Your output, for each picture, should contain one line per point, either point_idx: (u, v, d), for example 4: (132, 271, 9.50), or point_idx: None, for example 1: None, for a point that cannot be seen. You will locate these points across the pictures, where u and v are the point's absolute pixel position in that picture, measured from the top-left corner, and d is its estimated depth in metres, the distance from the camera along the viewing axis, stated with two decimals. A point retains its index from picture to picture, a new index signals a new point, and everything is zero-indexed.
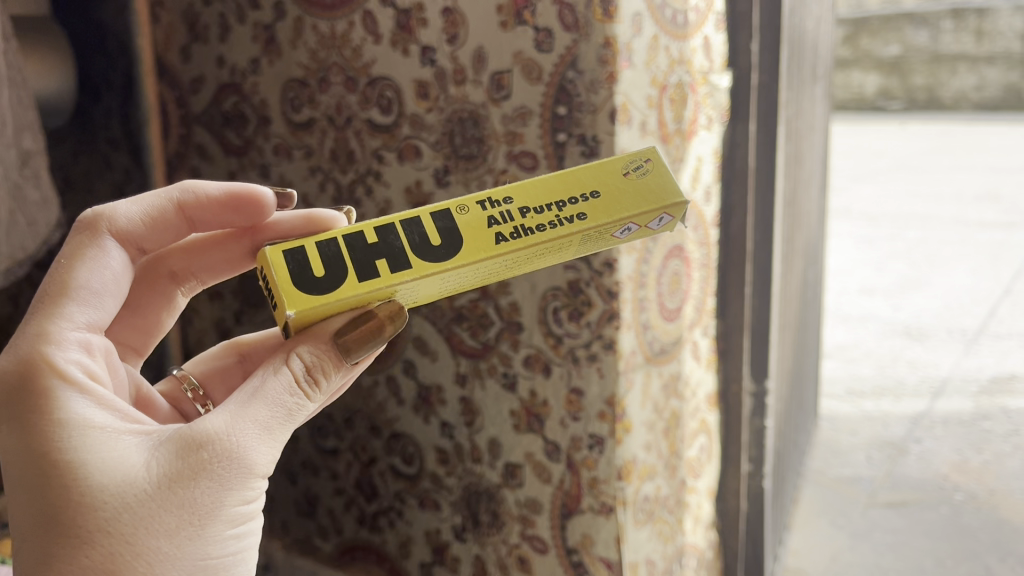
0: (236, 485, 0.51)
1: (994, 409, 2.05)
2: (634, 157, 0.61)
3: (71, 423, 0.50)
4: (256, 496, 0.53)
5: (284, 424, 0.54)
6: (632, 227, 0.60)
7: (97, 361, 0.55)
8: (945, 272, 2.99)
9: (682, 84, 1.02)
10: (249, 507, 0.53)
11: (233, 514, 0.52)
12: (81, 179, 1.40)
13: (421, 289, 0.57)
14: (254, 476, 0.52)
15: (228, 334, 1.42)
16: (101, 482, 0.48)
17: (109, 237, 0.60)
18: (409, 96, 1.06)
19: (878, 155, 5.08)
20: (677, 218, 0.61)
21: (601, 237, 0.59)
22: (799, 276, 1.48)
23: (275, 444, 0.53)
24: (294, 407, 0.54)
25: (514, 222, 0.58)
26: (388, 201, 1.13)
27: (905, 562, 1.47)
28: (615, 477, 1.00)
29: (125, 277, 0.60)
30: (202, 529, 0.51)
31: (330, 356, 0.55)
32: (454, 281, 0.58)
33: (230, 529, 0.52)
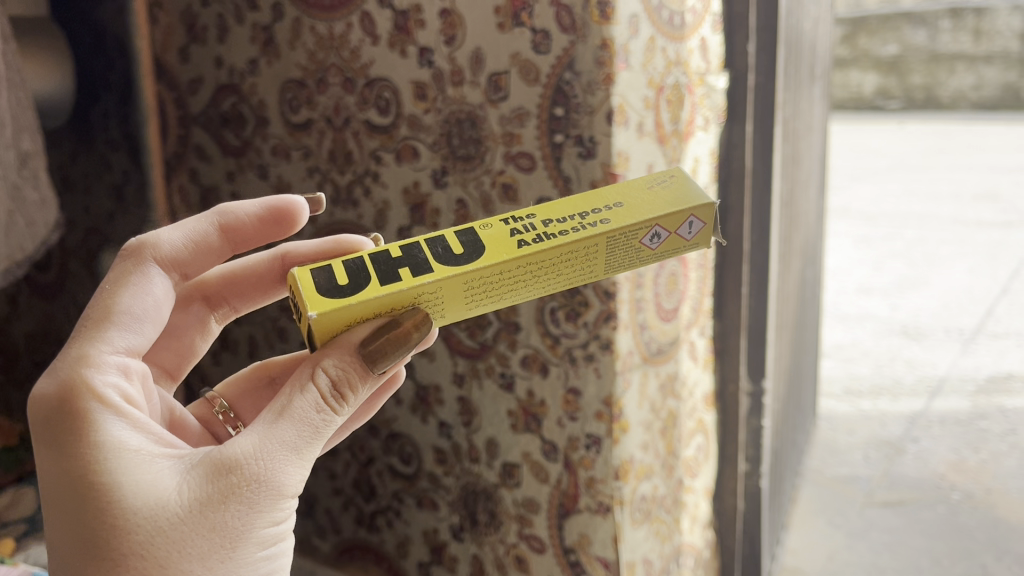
0: (265, 508, 0.51)
1: (991, 408, 2.06)
2: (658, 174, 0.61)
3: (108, 445, 0.49)
4: (286, 517, 0.53)
5: (311, 442, 0.53)
6: (661, 233, 0.58)
7: (134, 384, 0.55)
8: (942, 272, 3.00)
9: (679, 85, 1.02)
10: (279, 529, 0.53)
11: (263, 536, 0.51)
12: (79, 180, 1.40)
13: (445, 299, 0.55)
14: (284, 497, 0.52)
15: (226, 334, 1.42)
16: (136, 506, 0.47)
17: (153, 264, 0.60)
18: (407, 97, 1.07)
19: (875, 155, 5.09)
20: (709, 227, 0.59)
21: (629, 244, 0.58)
22: (797, 275, 1.49)
23: (302, 462, 0.52)
24: (321, 424, 0.53)
25: (537, 231, 0.57)
26: (386, 202, 1.14)
27: (902, 561, 1.48)
28: (612, 477, 1.00)
29: (166, 302, 0.60)
30: (234, 552, 0.50)
31: (355, 368, 0.53)
32: (479, 293, 0.56)
33: (261, 552, 0.52)
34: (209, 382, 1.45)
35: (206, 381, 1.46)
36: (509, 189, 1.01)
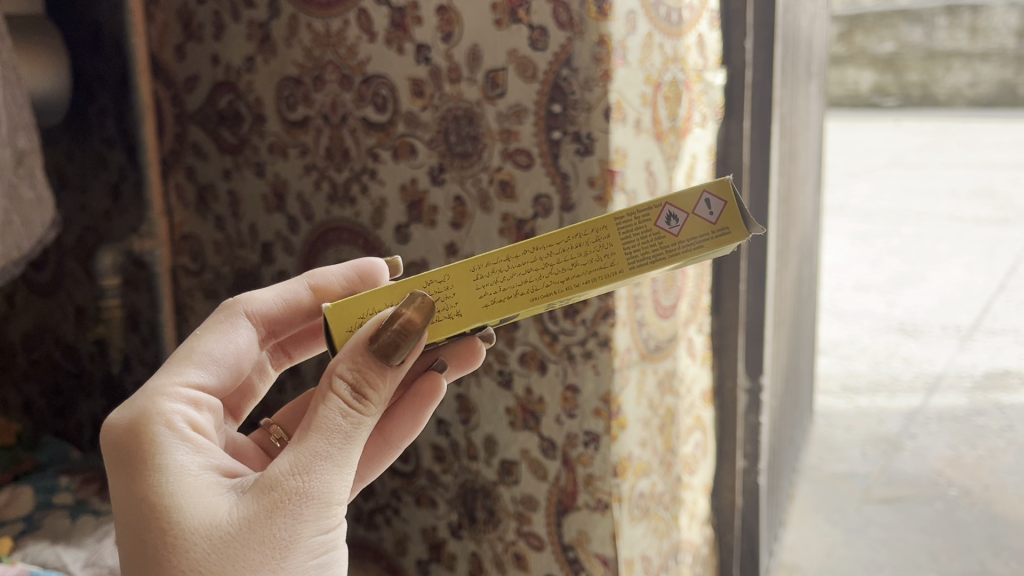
0: (310, 518, 0.51)
1: (988, 404, 2.06)
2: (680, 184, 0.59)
3: (169, 467, 0.50)
4: (334, 524, 0.53)
5: (347, 448, 0.52)
6: (676, 214, 0.55)
7: (203, 415, 0.56)
8: (939, 268, 3.00)
9: (676, 81, 1.02)
10: (328, 536, 0.53)
11: (311, 545, 0.52)
12: (75, 178, 1.40)
13: (457, 292, 0.55)
14: (329, 505, 0.52)
15: None
16: (190, 523, 0.48)
17: (244, 319, 0.64)
18: (404, 94, 1.07)
19: (871, 152, 5.09)
20: (731, 205, 0.55)
21: (642, 228, 0.55)
22: (794, 271, 1.49)
23: (343, 470, 0.52)
24: (354, 431, 0.52)
25: None
26: (384, 199, 1.14)
27: (900, 557, 1.48)
28: (611, 473, 1.00)
29: (249, 356, 0.63)
30: (285, 562, 0.50)
31: (370, 366, 0.51)
32: (494, 285, 0.55)
33: (312, 560, 0.52)
34: None
35: None
36: (507, 186, 1.00)
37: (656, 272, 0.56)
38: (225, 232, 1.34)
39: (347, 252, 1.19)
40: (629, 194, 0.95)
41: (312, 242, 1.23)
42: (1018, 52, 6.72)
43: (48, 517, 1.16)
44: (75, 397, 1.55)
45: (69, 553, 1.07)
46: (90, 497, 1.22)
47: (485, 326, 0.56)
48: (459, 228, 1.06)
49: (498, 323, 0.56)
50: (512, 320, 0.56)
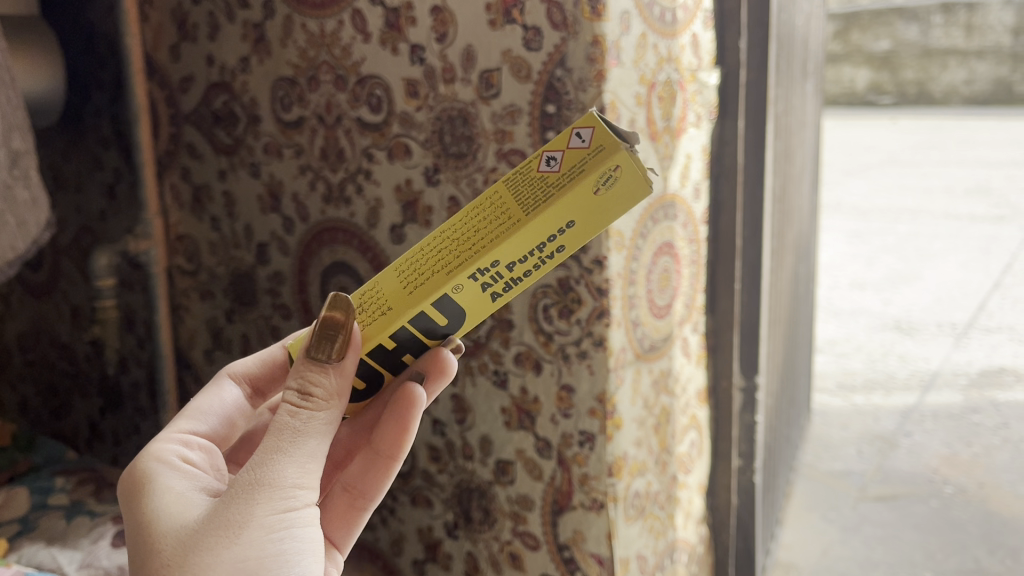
0: (267, 499, 0.50)
1: (983, 402, 2.06)
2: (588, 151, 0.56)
3: (149, 486, 0.54)
4: (298, 510, 0.51)
5: (302, 435, 0.52)
6: (551, 154, 0.53)
7: (195, 453, 0.60)
8: (934, 266, 3.01)
9: (670, 81, 1.02)
10: (294, 516, 0.51)
11: (276, 527, 0.50)
12: (70, 178, 1.40)
13: (384, 292, 0.56)
14: (285, 488, 0.51)
15: (219, 333, 1.40)
16: (161, 530, 0.51)
17: (230, 382, 0.66)
18: (399, 95, 1.06)
19: (867, 150, 5.11)
20: (599, 125, 0.52)
21: (528, 179, 0.54)
22: (790, 271, 1.49)
23: (301, 458, 0.52)
24: (310, 424, 0.52)
25: None
26: (378, 200, 1.13)
27: (895, 555, 1.48)
28: (606, 473, 1.01)
29: (241, 414, 0.66)
30: (240, 543, 0.49)
31: (311, 369, 0.52)
32: (415, 276, 0.55)
33: (275, 543, 0.50)
34: (202, 380, 1.45)
35: (199, 379, 1.46)
36: None
37: (571, 218, 0.51)
38: (221, 233, 1.34)
39: (342, 252, 1.19)
40: None
41: (307, 242, 1.23)
42: (1014, 49, 6.72)
43: (43, 518, 1.16)
44: (71, 398, 1.55)
45: (65, 554, 1.07)
46: (86, 497, 1.22)
47: (425, 321, 0.55)
48: None
49: (437, 316, 0.54)
50: (454, 313, 0.54)
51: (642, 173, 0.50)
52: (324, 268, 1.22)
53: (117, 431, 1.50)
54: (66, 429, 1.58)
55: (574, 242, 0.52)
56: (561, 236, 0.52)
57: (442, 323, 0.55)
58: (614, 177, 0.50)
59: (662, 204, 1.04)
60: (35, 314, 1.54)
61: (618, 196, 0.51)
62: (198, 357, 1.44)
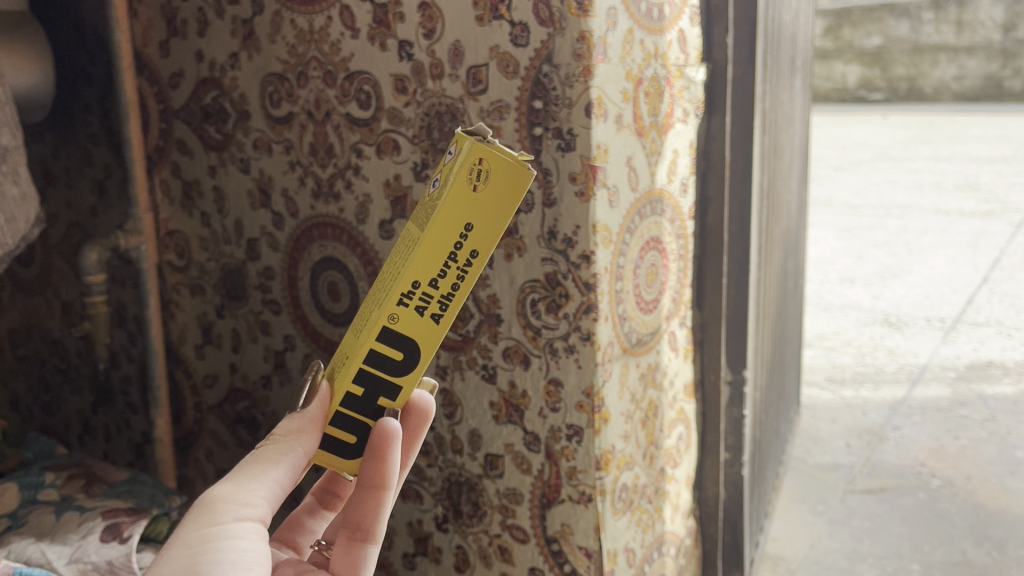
0: (199, 515, 0.55)
1: (971, 395, 2.08)
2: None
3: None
4: (224, 523, 0.55)
5: (251, 466, 0.58)
6: (436, 181, 0.61)
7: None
8: (924, 261, 3.03)
9: (657, 77, 1.03)
10: (223, 532, 0.54)
11: (200, 537, 0.54)
12: (61, 173, 1.41)
13: (347, 349, 0.63)
14: (211, 507, 0.55)
15: (210, 328, 1.40)
16: None
17: None
18: (387, 91, 1.07)
19: (858, 144, 5.15)
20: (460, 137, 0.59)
21: (427, 207, 0.61)
22: (778, 266, 1.50)
23: (244, 481, 0.57)
24: (263, 454, 0.59)
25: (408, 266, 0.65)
26: (367, 195, 1.13)
27: (883, 548, 1.49)
28: (594, 467, 1.02)
29: None
30: (160, 562, 0.53)
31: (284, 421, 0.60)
32: (363, 323, 0.63)
33: (192, 557, 0.53)
34: (194, 375, 1.45)
35: (190, 374, 1.46)
36: None
37: (467, 220, 0.58)
38: (211, 228, 1.35)
39: (332, 248, 1.19)
40: (610, 190, 0.96)
41: (297, 238, 1.23)
42: (1004, 46, 6.75)
43: (33, 512, 1.16)
44: (63, 392, 1.55)
45: (54, 549, 1.07)
46: (75, 492, 1.22)
47: (379, 358, 0.60)
48: None
49: (388, 349, 0.60)
50: (405, 346, 0.60)
51: (507, 159, 0.57)
52: (313, 263, 1.22)
53: (109, 426, 1.50)
54: (58, 425, 1.59)
55: (481, 242, 0.59)
56: (466, 241, 0.58)
57: (397, 359, 0.60)
58: (483, 169, 0.57)
59: (649, 199, 1.05)
60: (26, 309, 1.54)
61: (499, 186, 0.58)
62: (188, 352, 1.44)
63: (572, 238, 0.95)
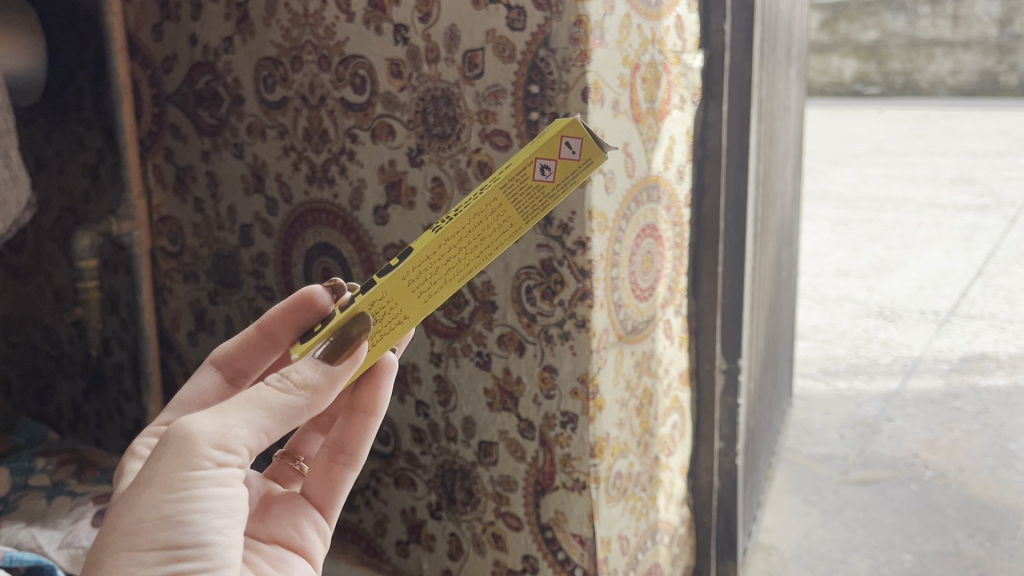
0: (174, 452, 0.50)
1: (964, 387, 2.08)
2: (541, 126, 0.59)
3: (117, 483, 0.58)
4: (206, 472, 0.50)
5: (240, 404, 0.52)
6: (543, 163, 0.56)
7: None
8: (918, 254, 3.03)
9: (654, 63, 1.03)
10: (200, 476, 0.50)
11: (176, 482, 0.49)
12: (53, 159, 1.40)
13: (398, 303, 0.57)
14: (193, 447, 0.50)
15: (203, 314, 1.39)
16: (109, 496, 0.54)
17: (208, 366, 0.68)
18: (382, 75, 1.06)
19: (854, 138, 5.16)
20: (588, 138, 0.56)
21: (525, 185, 0.56)
22: (773, 255, 1.50)
23: (230, 421, 0.51)
24: (255, 395, 0.52)
25: (450, 211, 0.58)
26: (362, 180, 1.13)
27: (876, 538, 1.49)
28: (588, 454, 1.01)
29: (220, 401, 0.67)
30: (137, 503, 0.49)
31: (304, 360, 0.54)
32: (424, 281, 0.57)
33: (174, 504, 0.49)
34: (186, 362, 1.44)
35: (183, 361, 1.45)
36: (484, 167, 1.00)
37: None
38: (204, 214, 1.34)
39: (326, 234, 1.18)
40: (606, 176, 0.96)
41: (290, 223, 1.23)
42: (1000, 40, 6.75)
43: (24, 498, 1.16)
44: (55, 380, 1.54)
45: (45, 533, 1.06)
46: (67, 479, 1.22)
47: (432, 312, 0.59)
48: (437, 209, 1.06)
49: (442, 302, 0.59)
50: None
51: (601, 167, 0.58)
52: (307, 249, 1.22)
53: (101, 414, 1.50)
54: (49, 412, 1.58)
55: None
56: None
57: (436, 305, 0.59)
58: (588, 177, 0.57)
59: (646, 185, 1.04)
60: (18, 296, 1.53)
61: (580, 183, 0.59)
62: (182, 339, 1.43)
63: (568, 224, 0.95)
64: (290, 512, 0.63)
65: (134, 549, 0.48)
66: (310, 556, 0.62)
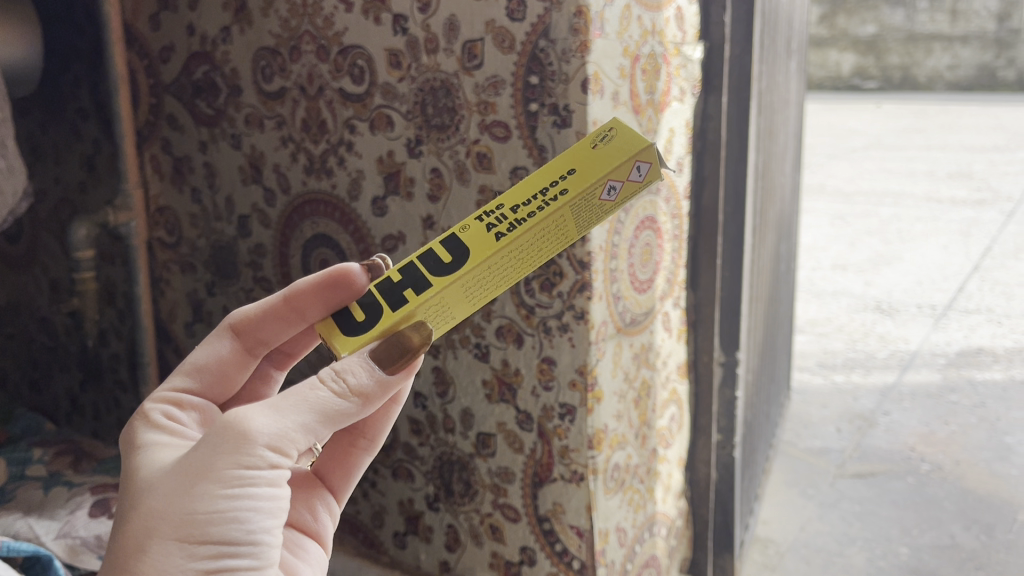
0: (230, 450, 0.52)
1: (961, 381, 2.08)
2: (598, 131, 0.62)
3: (142, 437, 0.59)
4: (261, 473, 0.52)
5: (296, 406, 0.53)
6: (611, 184, 0.59)
7: (188, 414, 0.64)
8: (916, 248, 3.03)
9: (654, 54, 1.02)
10: (252, 474, 0.52)
11: (229, 479, 0.52)
12: (49, 149, 1.39)
13: (451, 305, 0.60)
14: (249, 446, 0.52)
15: (200, 305, 1.39)
16: (144, 472, 0.55)
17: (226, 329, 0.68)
18: (381, 65, 1.05)
19: (851, 133, 5.15)
20: (657, 165, 0.59)
21: (591, 203, 0.60)
22: (771, 248, 1.49)
23: (287, 423, 0.53)
24: (315, 401, 0.54)
25: (509, 219, 0.60)
26: (361, 171, 1.12)
27: (872, 531, 1.50)
28: (586, 446, 1.01)
29: (234, 366, 0.68)
30: (192, 494, 0.51)
31: (361, 365, 0.55)
32: (478, 286, 0.60)
33: (229, 501, 0.52)
34: (183, 353, 1.43)
35: (179, 353, 1.45)
36: (483, 158, 1.00)
37: None
38: (201, 204, 1.33)
39: (324, 225, 1.18)
40: None
41: (288, 214, 1.22)
42: (998, 35, 6.74)
43: (20, 488, 1.15)
44: (51, 370, 1.54)
45: (42, 523, 1.06)
46: (64, 469, 1.22)
47: None
48: (436, 200, 1.06)
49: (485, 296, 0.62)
50: None
51: None
52: (305, 240, 1.21)
53: (97, 405, 1.49)
54: (46, 402, 1.57)
55: None
56: None
57: None
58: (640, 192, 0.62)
59: None
60: (13, 287, 1.52)
61: None
62: (178, 330, 1.42)
63: None
64: (309, 492, 0.67)
65: (186, 540, 0.51)
66: (322, 540, 0.66)
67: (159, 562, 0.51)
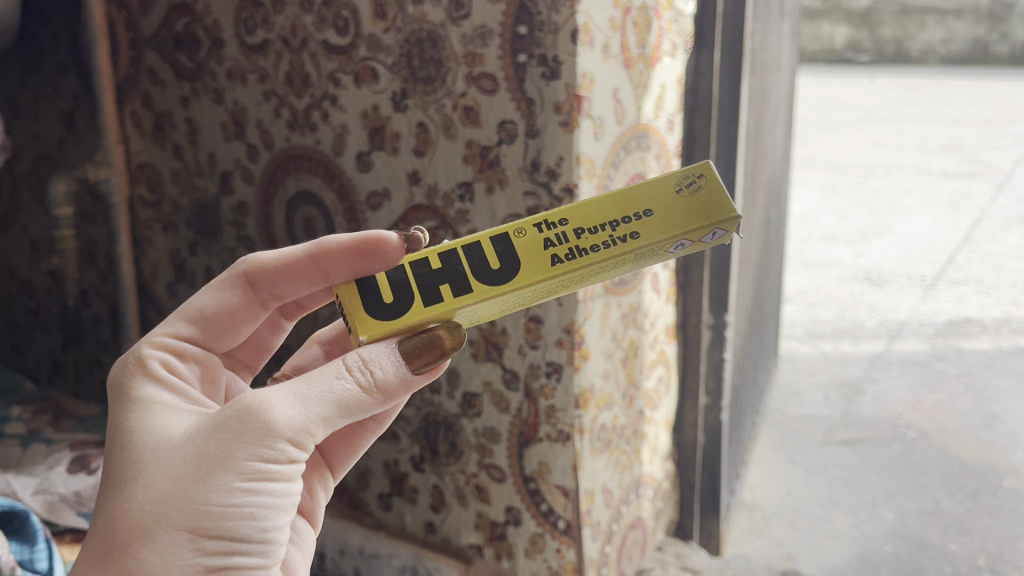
0: (252, 441, 0.52)
1: (948, 350, 2.08)
2: (686, 172, 0.58)
3: (146, 398, 0.58)
4: (279, 466, 0.53)
5: (323, 399, 0.54)
6: (684, 242, 0.57)
7: (188, 366, 0.63)
8: (906, 220, 3.03)
9: (646, 7, 1.00)
10: (268, 466, 0.53)
11: (248, 470, 0.52)
12: (27, 104, 1.36)
13: (482, 310, 0.59)
14: (271, 438, 0.52)
15: (182, 265, 1.37)
16: (149, 445, 0.54)
17: (239, 275, 0.66)
18: (366, 15, 1.02)
19: (843, 105, 5.13)
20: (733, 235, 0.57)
21: (654, 253, 0.58)
22: (761, 214, 1.48)
23: (311, 416, 0.53)
24: (341, 393, 0.54)
25: (570, 243, 0.57)
26: (345, 126, 1.10)
27: (858, 496, 1.50)
28: (572, 405, 1.00)
29: (242, 316, 0.67)
30: (208, 485, 0.51)
31: (389, 355, 0.55)
32: (516, 299, 0.59)
33: (244, 495, 0.53)
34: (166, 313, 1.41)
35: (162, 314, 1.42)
36: (471, 112, 0.98)
37: None
38: (184, 162, 1.31)
39: (308, 181, 1.16)
40: (595, 121, 0.93)
41: (272, 170, 1.20)
42: (992, 9, 6.73)
43: None
44: (33, 330, 1.52)
45: (19, 480, 1.04)
46: (43, 427, 1.20)
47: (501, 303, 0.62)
48: (422, 155, 1.04)
49: None
50: None
51: None
52: (289, 197, 1.19)
53: (79, 366, 1.47)
54: (27, 363, 1.55)
55: None
56: None
57: None
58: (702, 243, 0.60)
59: (635, 133, 1.02)
60: None
61: None
62: (160, 291, 1.40)
63: (555, 170, 0.93)
64: (312, 469, 0.69)
65: (198, 532, 0.52)
66: (312, 518, 0.68)
67: (168, 552, 0.51)
